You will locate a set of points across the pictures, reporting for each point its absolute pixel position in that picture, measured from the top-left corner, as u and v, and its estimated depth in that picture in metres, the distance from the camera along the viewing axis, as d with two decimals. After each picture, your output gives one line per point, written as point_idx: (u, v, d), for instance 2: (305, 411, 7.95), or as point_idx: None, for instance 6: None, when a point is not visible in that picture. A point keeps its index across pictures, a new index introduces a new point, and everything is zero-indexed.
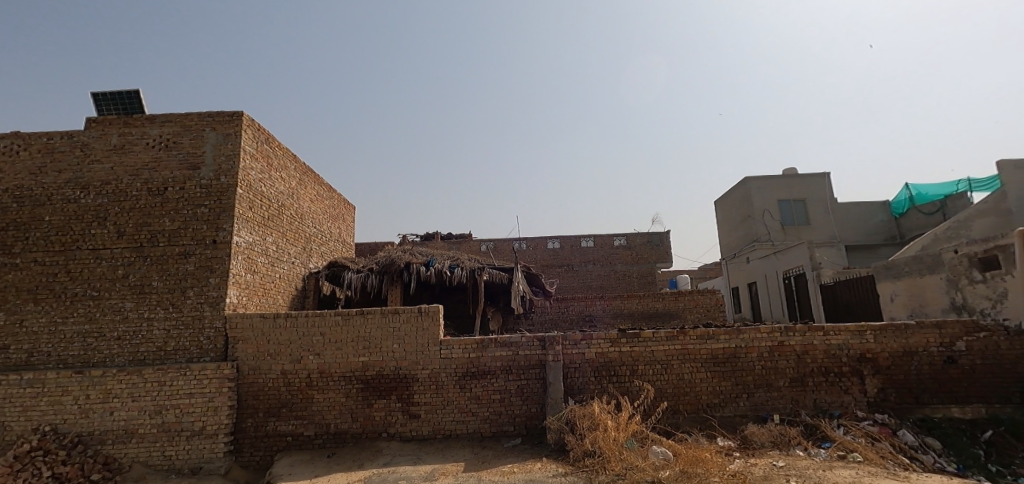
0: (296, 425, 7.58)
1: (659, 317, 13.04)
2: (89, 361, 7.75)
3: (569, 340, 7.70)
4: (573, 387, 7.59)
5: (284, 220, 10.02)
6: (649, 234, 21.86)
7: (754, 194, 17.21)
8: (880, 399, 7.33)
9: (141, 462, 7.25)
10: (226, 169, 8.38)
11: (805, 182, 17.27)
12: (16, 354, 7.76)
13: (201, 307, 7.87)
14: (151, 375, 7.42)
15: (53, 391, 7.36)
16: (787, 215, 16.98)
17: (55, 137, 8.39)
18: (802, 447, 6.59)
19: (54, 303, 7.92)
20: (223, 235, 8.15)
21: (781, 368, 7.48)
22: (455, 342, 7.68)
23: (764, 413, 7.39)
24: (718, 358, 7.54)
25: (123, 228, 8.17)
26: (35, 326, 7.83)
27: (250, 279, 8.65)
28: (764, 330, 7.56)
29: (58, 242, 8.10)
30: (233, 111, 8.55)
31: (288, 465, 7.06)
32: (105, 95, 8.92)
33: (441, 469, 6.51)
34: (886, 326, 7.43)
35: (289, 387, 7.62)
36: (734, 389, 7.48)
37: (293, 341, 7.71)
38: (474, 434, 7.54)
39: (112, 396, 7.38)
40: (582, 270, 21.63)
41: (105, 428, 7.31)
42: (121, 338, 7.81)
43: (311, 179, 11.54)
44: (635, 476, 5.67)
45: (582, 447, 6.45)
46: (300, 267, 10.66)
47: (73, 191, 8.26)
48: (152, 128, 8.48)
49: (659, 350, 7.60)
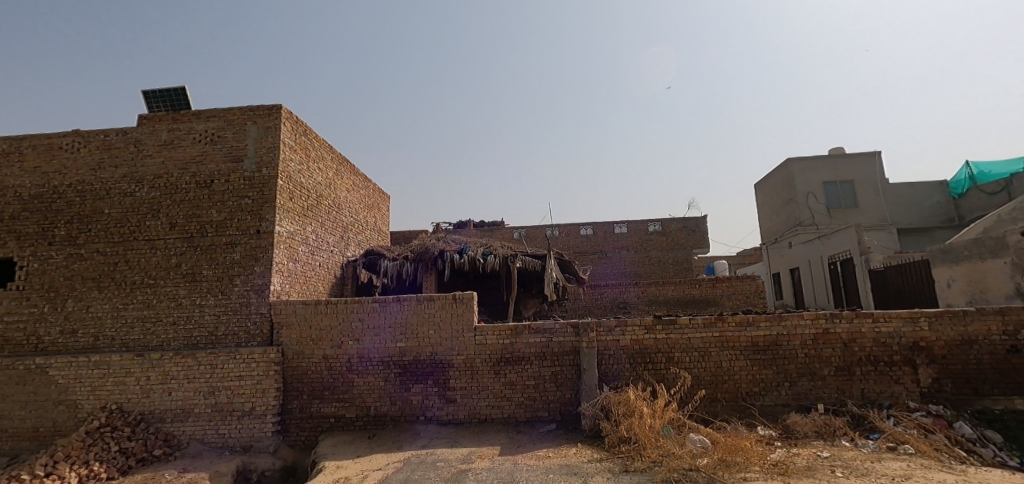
0: (339, 407, 7.88)
1: (695, 304, 12.79)
2: (148, 345, 8.25)
3: (603, 327, 7.64)
4: (608, 373, 7.55)
5: (323, 210, 10.32)
6: (685, 219, 21.38)
7: (796, 176, 16.52)
8: (935, 390, 6.98)
9: (197, 439, 7.71)
10: (268, 162, 8.66)
11: (853, 162, 16.44)
12: (83, 338, 8.34)
13: (248, 294, 8.24)
14: (205, 358, 7.84)
15: (117, 373, 7.89)
16: (833, 197, 16.20)
17: (111, 135, 8.89)
18: (848, 438, 6.36)
19: (115, 290, 8.45)
20: (266, 225, 8.46)
21: (826, 356, 7.21)
22: (489, 328, 7.77)
23: (808, 403, 7.17)
24: (758, 346, 7.34)
25: (175, 220, 8.60)
26: (100, 312, 8.39)
27: (293, 268, 8.99)
28: (809, 316, 7.30)
29: (117, 234, 8.61)
30: (272, 104, 8.81)
31: (331, 445, 7.36)
32: (154, 93, 9.32)
33: (477, 453, 6.64)
34: (943, 313, 7.02)
35: (330, 372, 7.91)
36: (776, 378, 7.27)
37: (334, 327, 7.98)
38: (509, 419, 7.65)
39: (170, 377, 7.84)
40: (615, 256, 21.39)
41: (165, 407, 7.79)
42: (176, 323, 8.28)
43: (348, 169, 11.83)
44: (672, 463, 5.61)
45: (618, 433, 6.45)
46: (338, 256, 10.99)
47: (129, 185, 8.74)
48: (198, 123, 8.85)
49: (695, 337, 7.46)
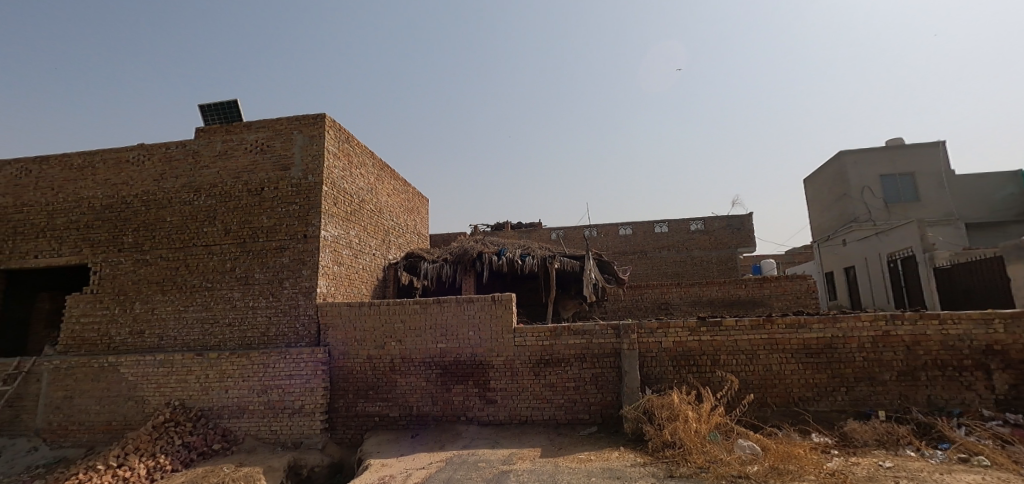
0: (383, 406, 8.07)
1: (741, 305, 12.34)
2: (207, 345, 8.72)
3: (645, 329, 7.50)
4: (650, 376, 7.39)
5: (365, 214, 10.61)
6: (729, 217, 20.71)
7: (849, 169, 15.70)
8: (1012, 397, 6.45)
9: (252, 435, 8.08)
10: (313, 169, 8.99)
11: (913, 153, 15.46)
12: (149, 338, 8.91)
13: (296, 297, 8.57)
14: (257, 358, 8.21)
15: (179, 371, 8.38)
16: (891, 191, 15.29)
17: (172, 147, 9.48)
18: (914, 447, 5.96)
19: (177, 293, 8.98)
20: (312, 230, 8.78)
21: (887, 360, 6.81)
22: (528, 330, 7.76)
23: (867, 409, 6.78)
24: (811, 349, 7.01)
25: (229, 226, 9.06)
26: (164, 313, 8.94)
27: (338, 271, 9.29)
28: (867, 318, 6.90)
29: (178, 240, 9.15)
30: (317, 113, 9.14)
31: (376, 443, 7.55)
32: (210, 106, 9.86)
33: (518, 454, 6.64)
34: (1020, 314, 6.49)
35: (374, 371, 8.12)
36: (831, 382, 6.91)
37: (377, 328, 8.18)
38: (549, 421, 7.62)
39: (226, 376, 8.25)
40: (656, 256, 20.93)
41: (222, 404, 8.21)
42: (231, 324, 8.71)
43: (388, 174, 12.13)
44: (720, 469, 5.45)
45: (661, 438, 6.30)
46: (380, 259, 11.27)
47: (188, 194, 9.28)
48: (250, 134, 9.31)
49: (743, 339, 7.20)
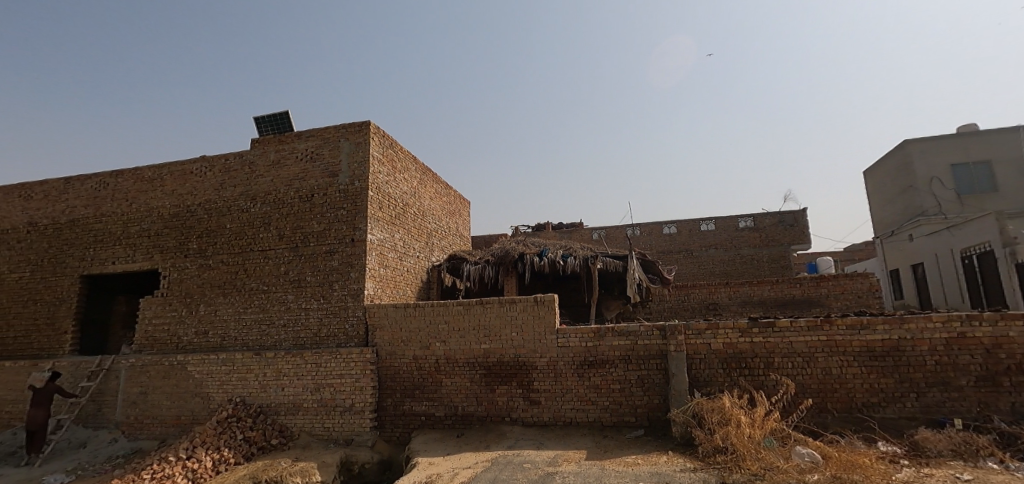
0: (429, 406, 8.22)
1: (795, 305, 11.76)
2: (264, 345, 9.17)
3: (692, 330, 7.27)
4: (698, 379, 7.17)
5: (409, 218, 10.86)
6: (780, 213, 19.82)
7: (915, 159, 14.65)
8: None
9: (306, 431, 8.43)
10: (359, 175, 9.29)
11: (987, 139, 14.28)
12: (212, 338, 9.46)
13: (346, 298, 8.87)
14: (310, 357, 8.56)
15: (240, 369, 8.85)
16: (964, 181, 14.15)
17: (230, 158, 10.04)
18: (996, 459, 5.48)
19: (237, 296, 9.50)
20: (359, 234, 9.07)
21: (963, 364, 6.30)
22: (571, 331, 7.70)
23: (940, 417, 6.30)
24: (875, 351, 6.59)
25: (283, 231, 9.49)
26: (225, 315, 9.48)
27: (384, 273, 9.54)
28: (938, 318, 6.42)
29: (237, 246, 9.68)
30: (362, 121, 9.45)
31: (423, 442, 7.70)
32: (263, 118, 10.37)
33: (563, 456, 6.60)
34: None
35: (420, 371, 8.29)
36: (898, 387, 6.47)
37: (422, 329, 8.35)
38: (594, 423, 7.52)
39: (282, 374, 8.64)
40: (702, 255, 20.28)
41: (279, 401, 8.60)
42: (286, 325, 9.12)
43: (430, 178, 12.37)
44: (776, 477, 5.22)
45: (713, 443, 6.08)
46: (424, 261, 11.50)
47: (245, 202, 9.80)
48: (300, 143, 9.72)
49: (799, 341, 6.86)
